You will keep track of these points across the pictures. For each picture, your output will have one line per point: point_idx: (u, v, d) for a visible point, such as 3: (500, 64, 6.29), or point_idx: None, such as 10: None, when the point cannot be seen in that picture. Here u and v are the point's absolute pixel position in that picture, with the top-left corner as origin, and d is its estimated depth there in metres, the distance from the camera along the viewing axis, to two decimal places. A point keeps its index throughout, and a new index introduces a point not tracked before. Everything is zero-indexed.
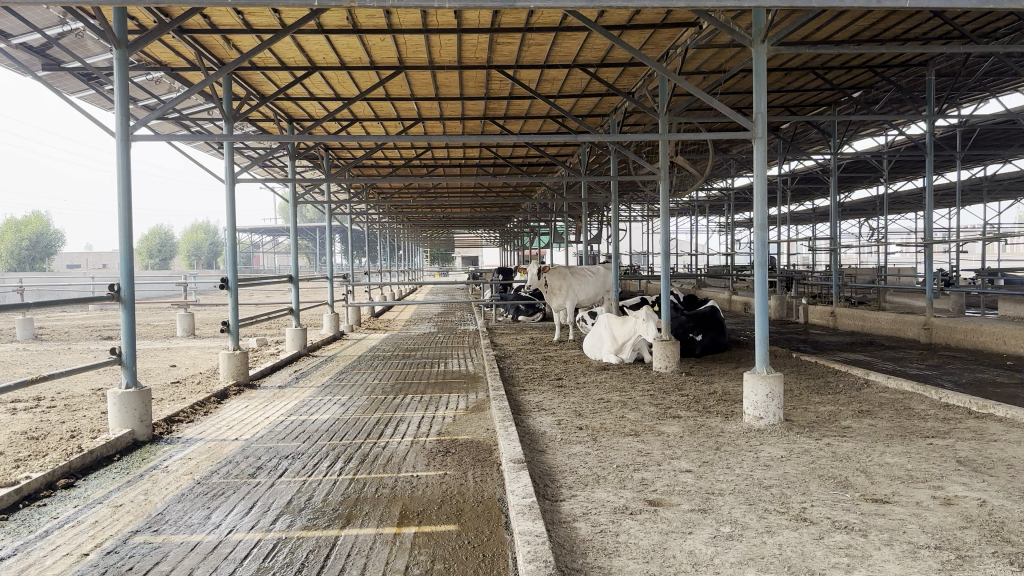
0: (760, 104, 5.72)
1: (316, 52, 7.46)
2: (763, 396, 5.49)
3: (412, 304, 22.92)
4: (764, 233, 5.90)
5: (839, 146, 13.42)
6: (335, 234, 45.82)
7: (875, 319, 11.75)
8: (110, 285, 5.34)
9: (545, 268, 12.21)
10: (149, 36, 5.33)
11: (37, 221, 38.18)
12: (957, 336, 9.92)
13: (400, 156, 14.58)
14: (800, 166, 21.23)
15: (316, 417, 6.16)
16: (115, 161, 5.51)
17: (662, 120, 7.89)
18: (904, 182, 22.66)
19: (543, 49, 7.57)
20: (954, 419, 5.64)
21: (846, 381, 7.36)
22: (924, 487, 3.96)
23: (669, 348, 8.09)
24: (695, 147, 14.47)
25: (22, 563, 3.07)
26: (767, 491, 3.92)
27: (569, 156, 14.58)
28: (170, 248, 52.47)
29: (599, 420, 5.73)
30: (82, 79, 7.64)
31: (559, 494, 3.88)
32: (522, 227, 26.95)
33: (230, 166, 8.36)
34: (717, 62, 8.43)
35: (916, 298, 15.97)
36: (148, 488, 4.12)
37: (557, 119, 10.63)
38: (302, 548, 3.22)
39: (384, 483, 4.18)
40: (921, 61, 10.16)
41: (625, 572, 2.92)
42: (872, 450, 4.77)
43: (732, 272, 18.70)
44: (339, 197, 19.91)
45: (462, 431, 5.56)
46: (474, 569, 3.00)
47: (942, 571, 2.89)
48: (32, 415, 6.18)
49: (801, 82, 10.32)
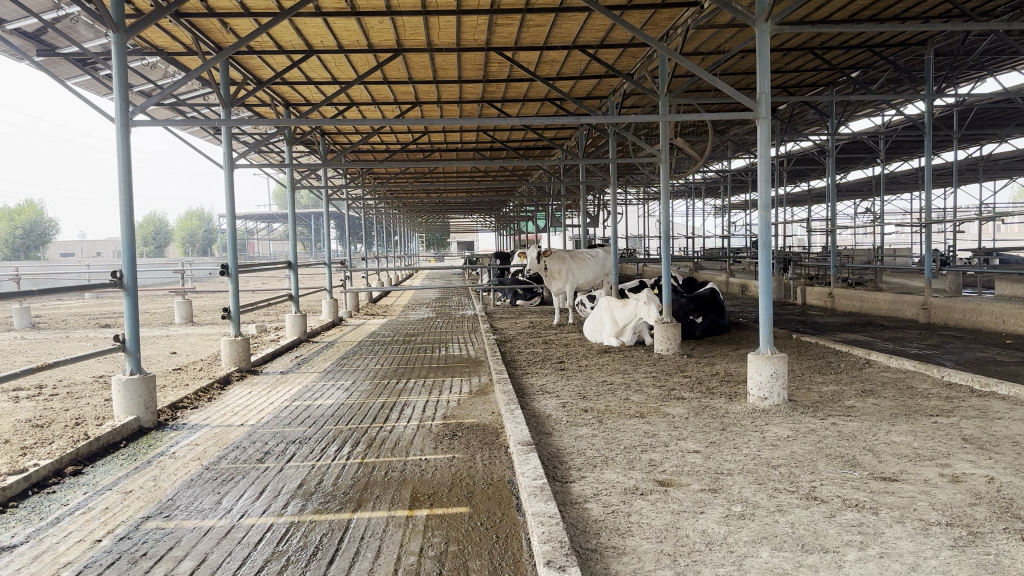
0: (763, 84, 5.66)
1: (314, 36, 7.39)
2: (768, 377, 5.50)
3: (410, 290, 22.95)
4: (768, 212, 5.84)
5: (837, 125, 13.34)
6: (331, 221, 45.87)
7: (873, 299, 11.77)
8: (113, 272, 5.29)
9: (545, 253, 12.04)
10: (148, 20, 5.27)
11: (30, 212, 37.92)
12: (956, 317, 9.94)
13: (397, 141, 14.54)
14: (797, 147, 21.24)
15: (321, 401, 6.16)
16: (115, 146, 5.46)
17: (663, 102, 7.78)
18: (901, 163, 22.71)
19: (543, 30, 7.50)
20: (957, 397, 5.66)
21: (848, 361, 7.35)
22: (933, 465, 3.97)
23: (670, 329, 8.07)
24: (693, 128, 14.43)
25: (35, 550, 3.06)
26: (776, 471, 3.92)
27: (567, 139, 14.53)
28: (164, 237, 52.43)
29: (605, 402, 5.75)
30: (78, 65, 7.56)
31: (567, 476, 3.88)
32: (519, 210, 26.97)
33: (229, 152, 8.28)
34: (717, 41, 8.40)
35: (913, 279, 15.98)
36: (156, 474, 4.11)
37: (556, 100, 10.58)
38: (315, 531, 3.22)
39: (393, 467, 4.19)
40: (920, 40, 10.11)
41: (638, 552, 2.92)
42: (877, 429, 4.78)
43: (729, 256, 18.72)
44: (335, 183, 19.88)
45: (468, 414, 5.56)
46: (488, 551, 3.00)
47: (954, 548, 2.90)
48: (35, 403, 6.17)
49: (800, 62, 10.30)
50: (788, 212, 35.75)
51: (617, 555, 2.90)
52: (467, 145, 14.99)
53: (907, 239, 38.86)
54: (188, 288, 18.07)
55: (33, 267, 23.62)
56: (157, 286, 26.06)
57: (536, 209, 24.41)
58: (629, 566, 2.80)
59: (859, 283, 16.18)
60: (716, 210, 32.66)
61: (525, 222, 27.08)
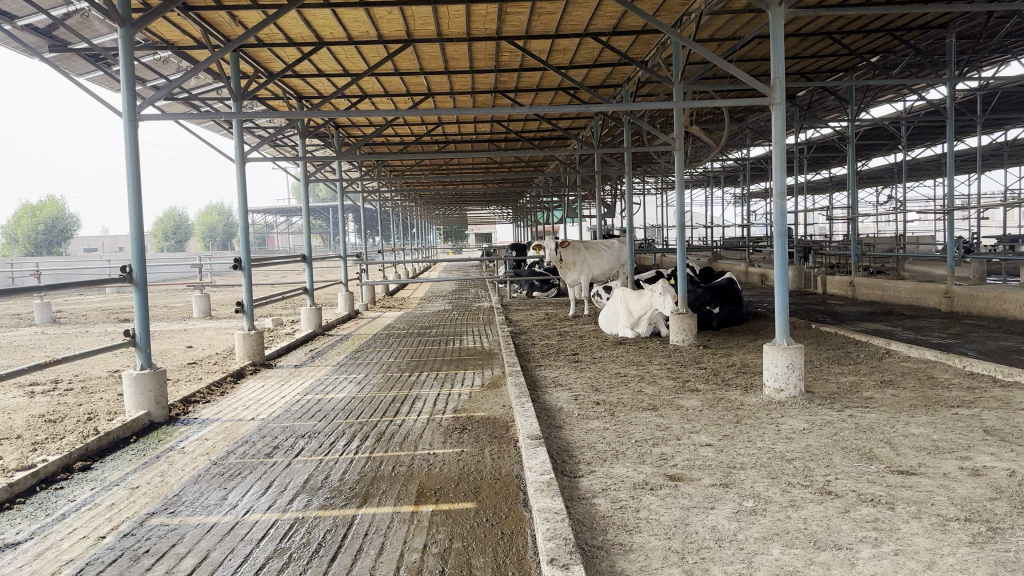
0: (777, 70, 5.53)
1: (324, 27, 7.35)
2: (784, 368, 5.40)
3: (427, 283, 22.96)
4: (784, 199, 5.72)
5: (857, 111, 13.12)
6: (349, 214, 46.01)
7: (894, 288, 11.60)
8: (122, 268, 5.29)
9: (561, 243, 11.95)
10: (154, 14, 5.24)
11: (53, 206, 38.41)
12: (979, 306, 9.77)
13: (411, 133, 14.52)
14: (817, 135, 21.01)
15: (333, 395, 6.13)
16: (122, 142, 5.44)
17: (677, 88, 7.65)
18: (923, 149, 22.37)
19: (554, 17, 7.39)
20: (978, 388, 5.53)
21: (868, 351, 7.22)
22: (952, 458, 3.87)
23: (685, 320, 7.97)
24: (710, 116, 14.26)
25: (39, 547, 3.05)
26: (790, 464, 3.84)
27: (582, 128, 14.43)
28: (184, 232, 52.78)
29: (617, 395, 5.68)
30: (89, 61, 7.57)
31: (577, 471, 3.82)
32: (535, 201, 26.85)
33: (240, 146, 8.24)
34: (732, 27, 8.27)
35: (935, 267, 15.75)
36: (164, 470, 4.10)
37: (570, 90, 10.48)
38: (318, 528, 3.19)
39: (401, 461, 4.15)
40: (942, 23, 9.90)
41: (646, 549, 2.86)
42: (896, 421, 4.68)
43: (748, 245, 18.52)
44: (351, 175, 19.92)
45: (478, 407, 5.52)
46: (493, 548, 2.95)
47: (973, 545, 2.81)
48: (49, 397, 6.20)
49: (818, 47, 10.13)
50: (809, 200, 35.36)
51: (623, 553, 2.83)
52: (482, 136, 14.94)
53: (931, 227, 38.45)
54: (207, 282, 18.17)
55: (55, 262, 23.85)
56: (176, 280, 26.25)
57: (552, 200, 24.31)
58: (635, 564, 2.73)
59: (880, 271, 15.96)
60: (735, 198, 32.39)
61: (543, 213, 26.96)
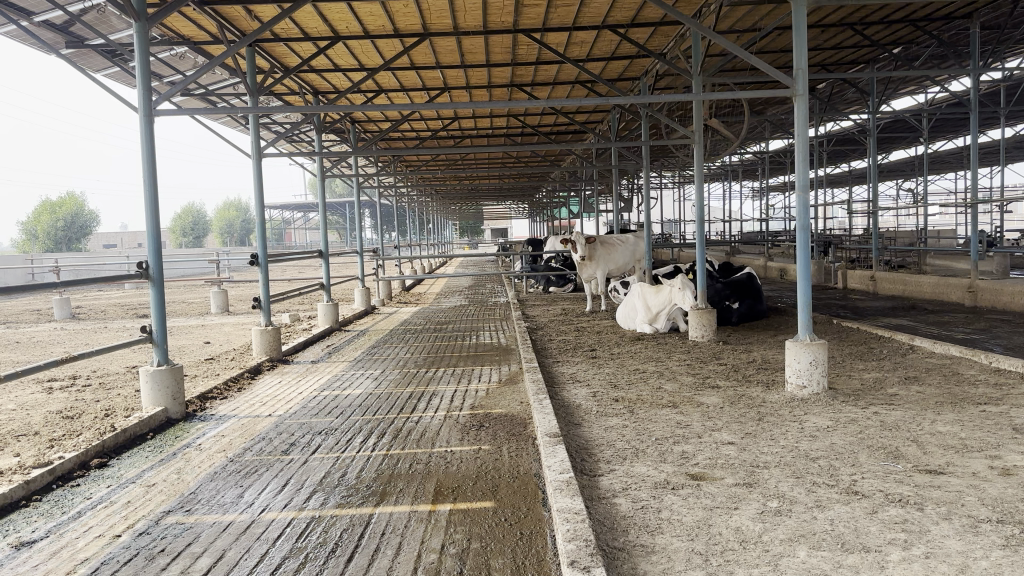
0: (800, 61, 5.42)
1: (340, 21, 7.31)
2: (807, 364, 5.30)
3: (443, 278, 22.91)
4: (807, 193, 5.60)
5: (879, 103, 12.93)
6: (365, 210, 46.06)
7: (917, 283, 11.43)
8: (138, 264, 5.26)
9: (590, 237, 11.83)
10: (169, 8, 5.21)
11: (72, 203, 38.67)
12: (1004, 300, 9.58)
13: (426, 128, 14.49)
14: (838, 127, 20.76)
15: (349, 392, 6.09)
16: (138, 137, 5.43)
17: (696, 81, 7.52)
18: (946, 141, 22.06)
19: (572, 9, 7.32)
20: (1006, 384, 5.41)
21: (890, 347, 7.08)
22: (981, 457, 3.78)
23: (704, 316, 7.87)
24: (728, 109, 14.11)
25: (55, 545, 3.04)
26: (814, 463, 3.76)
27: (600, 121, 14.32)
28: (202, 228, 53.06)
29: (636, 392, 5.60)
30: (105, 57, 7.59)
31: (596, 469, 3.76)
32: (551, 196, 26.73)
33: (256, 140, 8.20)
34: (753, 18, 8.16)
35: (958, 261, 15.53)
36: (181, 466, 4.09)
37: (587, 82, 10.40)
38: (335, 527, 3.15)
39: (418, 458, 4.11)
40: (966, 13, 9.70)
41: (669, 550, 2.80)
42: (922, 418, 4.58)
43: (767, 239, 18.34)
44: (368, 170, 19.95)
45: (496, 404, 5.47)
46: (511, 548, 2.90)
47: (1007, 547, 2.72)
48: (66, 394, 6.21)
49: (838, 38, 10.00)
50: (829, 194, 35.04)
51: (646, 554, 2.77)
52: (498, 130, 14.87)
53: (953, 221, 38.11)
54: (224, 278, 18.22)
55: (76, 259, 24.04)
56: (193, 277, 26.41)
57: (569, 195, 24.23)
58: (657, 566, 2.67)
59: (902, 266, 15.73)
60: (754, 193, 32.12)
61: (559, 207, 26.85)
